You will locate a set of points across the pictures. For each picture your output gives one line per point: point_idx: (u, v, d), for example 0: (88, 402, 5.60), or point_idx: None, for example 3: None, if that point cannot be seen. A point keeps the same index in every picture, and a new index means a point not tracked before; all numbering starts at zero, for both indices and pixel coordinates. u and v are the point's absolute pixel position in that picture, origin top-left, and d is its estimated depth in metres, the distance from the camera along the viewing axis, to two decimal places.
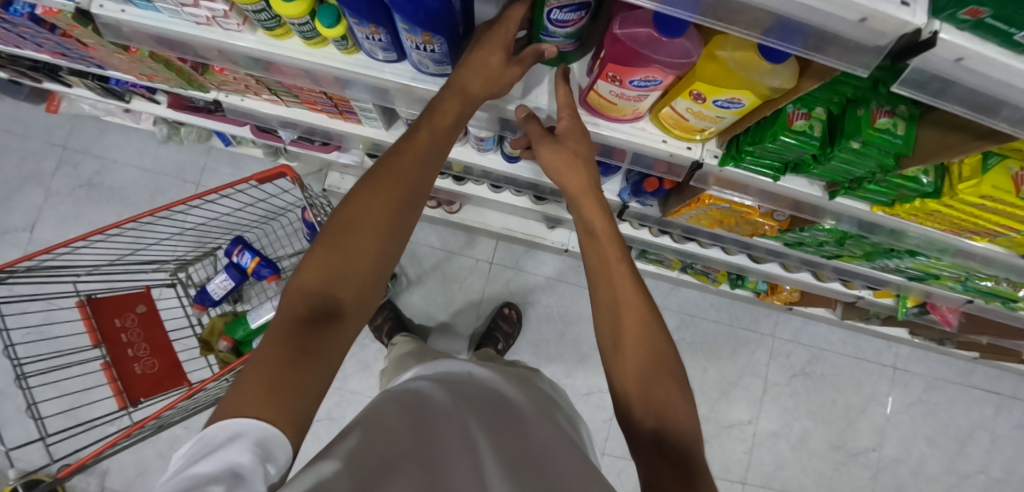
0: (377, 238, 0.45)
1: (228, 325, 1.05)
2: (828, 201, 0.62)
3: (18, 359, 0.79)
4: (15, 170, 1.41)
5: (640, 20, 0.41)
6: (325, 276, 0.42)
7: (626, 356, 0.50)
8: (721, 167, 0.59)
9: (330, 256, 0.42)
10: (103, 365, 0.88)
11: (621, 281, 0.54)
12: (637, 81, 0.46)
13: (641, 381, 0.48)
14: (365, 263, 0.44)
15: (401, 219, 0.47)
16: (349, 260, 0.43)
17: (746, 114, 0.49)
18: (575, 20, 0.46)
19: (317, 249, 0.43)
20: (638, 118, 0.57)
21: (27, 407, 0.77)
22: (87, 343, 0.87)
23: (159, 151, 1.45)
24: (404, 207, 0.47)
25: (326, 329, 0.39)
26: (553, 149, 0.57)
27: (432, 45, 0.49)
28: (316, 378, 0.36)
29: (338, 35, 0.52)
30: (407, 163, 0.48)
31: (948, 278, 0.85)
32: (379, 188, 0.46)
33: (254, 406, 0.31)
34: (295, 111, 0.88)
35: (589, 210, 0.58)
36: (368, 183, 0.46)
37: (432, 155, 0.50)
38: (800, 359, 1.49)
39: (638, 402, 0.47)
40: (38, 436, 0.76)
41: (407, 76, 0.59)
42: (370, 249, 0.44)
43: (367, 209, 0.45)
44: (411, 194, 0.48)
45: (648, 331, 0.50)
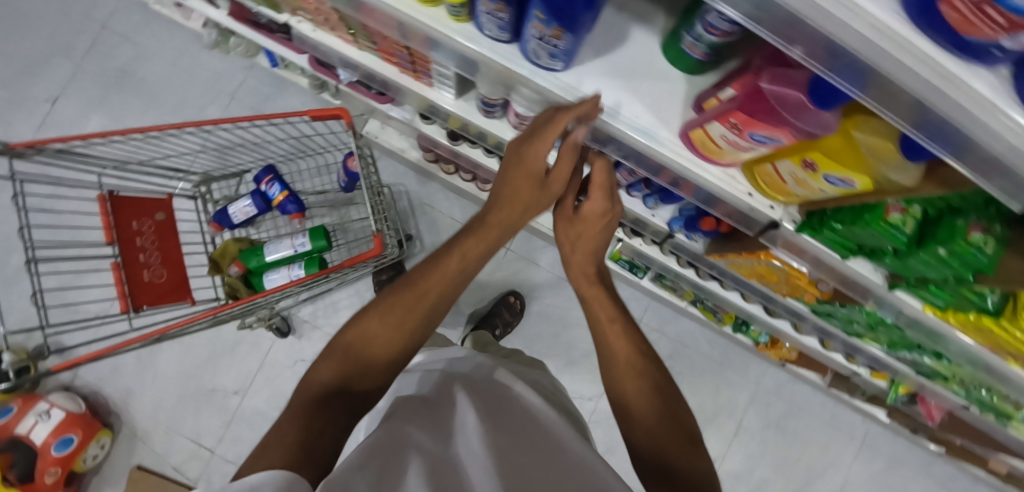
0: (404, 325, 0.53)
1: (243, 252, 1.03)
2: (885, 290, 0.62)
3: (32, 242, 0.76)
4: (47, 37, 1.34)
5: (791, 82, 0.40)
6: (340, 368, 0.49)
7: (629, 399, 0.54)
8: (797, 233, 0.58)
9: (375, 329, 0.52)
10: (113, 265, 0.86)
11: (620, 344, 0.57)
12: (759, 136, 0.45)
13: (646, 421, 0.52)
14: (381, 352, 0.51)
15: (420, 324, 0.55)
16: (369, 337, 0.51)
17: (849, 197, 0.49)
18: (726, 32, 0.45)
19: (338, 356, 0.50)
20: (732, 165, 0.56)
21: (32, 292, 0.75)
22: (103, 239, 0.85)
23: (199, 54, 1.39)
24: (418, 329, 0.54)
25: (337, 403, 0.45)
26: (568, 227, 0.63)
27: (558, 41, 0.46)
28: (328, 431, 0.41)
29: (457, 0, 0.48)
30: (430, 288, 0.55)
31: (957, 382, 0.87)
32: (403, 301, 0.54)
33: (285, 447, 0.35)
34: (365, 55, 0.84)
35: (589, 243, 0.62)
36: (387, 304, 0.54)
37: (459, 278, 0.58)
38: (776, 412, 1.52)
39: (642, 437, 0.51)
40: (37, 325, 0.74)
41: (509, 59, 0.54)
42: (394, 327, 0.52)
43: (397, 307, 0.54)
44: (427, 318, 0.55)
45: (658, 381, 0.55)
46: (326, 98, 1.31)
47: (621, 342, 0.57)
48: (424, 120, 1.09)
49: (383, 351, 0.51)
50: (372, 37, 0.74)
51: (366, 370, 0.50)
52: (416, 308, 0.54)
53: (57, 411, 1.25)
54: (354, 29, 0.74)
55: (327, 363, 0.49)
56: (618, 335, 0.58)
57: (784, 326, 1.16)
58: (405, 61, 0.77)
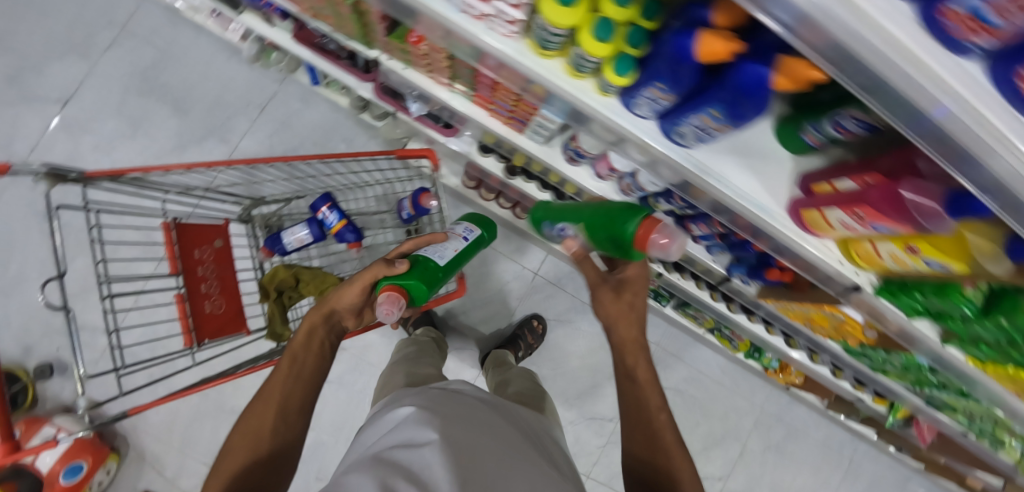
0: (284, 408, 0.65)
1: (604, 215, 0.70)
2: (939, 344, 0.72)
3: (106, 276, 0.71)
4: (53, 31, 1.23)
5: (931, 194, 0.46)
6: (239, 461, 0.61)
7: (636, 450, 0.61)
8: (875, 296, 0.67)
9: (259, 442, 0.62)
10: (176, 298, 0.82)
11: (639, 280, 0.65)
12: (879, 225, 0.52)
13: (645, 452, 0.61)
14: (266, 444, 0.62)
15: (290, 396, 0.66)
16: (296, 385, 0.68)
17: (936, 272, 0.57)
18: (851, 133, 0.50)
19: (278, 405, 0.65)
20: (829, 239, 0.64)
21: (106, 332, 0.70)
22: (168, 271, 0.81)
23: (228, 64, 1.32)
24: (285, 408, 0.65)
25: None
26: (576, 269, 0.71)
27: (719, 129, 0.51)
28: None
29: (622, 84, 0.52)
30: (273, 393, 0.67)
31: (962, 413, 0.99)
32: (257, 416, 0.65)
33: None
34: (454, 96, 0.86)
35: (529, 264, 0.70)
36: (255, 404, 0.66)
37: (295, 377, 0.69)
38: (777, 434, 1.62)
39: (645, 455, 0.61)
40: (115, 366, 0.70)
41: (649, 135, 0.60)
42: (271, 426, 0.64)
43: (265, 413, 0.65)
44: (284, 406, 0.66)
45: (659, 432, 0.61)
46: (367, 118, 1.32)
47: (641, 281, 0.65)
48: (481, 152, 1.13)
49: (278, 447, 0.63)
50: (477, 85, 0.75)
51: (275, 456, 0.62)
52: (288, 397, 0.67)
53: (65, 436, 1.18)
54: (459, 76, 0.76)
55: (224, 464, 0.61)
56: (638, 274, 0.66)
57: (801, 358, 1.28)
58: (504, 109, 0.79)
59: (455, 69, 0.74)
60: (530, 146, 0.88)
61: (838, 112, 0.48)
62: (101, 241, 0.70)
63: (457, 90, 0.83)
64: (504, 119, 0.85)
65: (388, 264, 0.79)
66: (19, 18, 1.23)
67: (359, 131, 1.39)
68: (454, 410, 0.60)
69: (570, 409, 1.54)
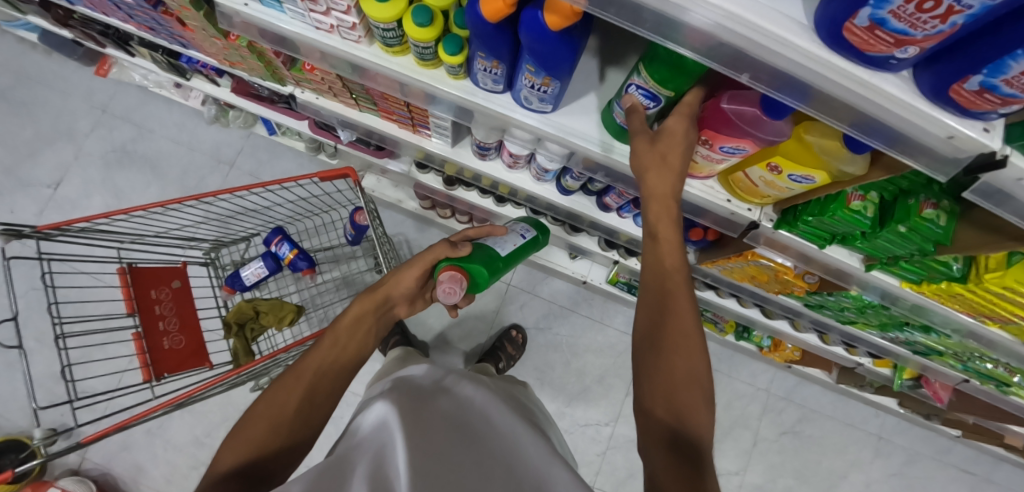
0: (313, 389, 0.58)
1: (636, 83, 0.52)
2: (864, 273, 0.69)
3: (59, 318, 0.78)
4: (48, 126, 1.41)
5: (748, 100, 0.47)
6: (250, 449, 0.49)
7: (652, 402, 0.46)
8: (776, 230, 0.65)
9: (280, 417, 0.53)
10: (134, 336, 0.88)
11: (679, 143, 0.51)
12: (727, 147, 0.53)
13: (673, 418, 0.44)
14: (287, 426, 0.52)
15: (332, 376, 0.60)
16: (332, 366, 0.62)
17: (811, 189, 0.56)
18: (642, 107, 0.53)
19: (303, 382, 0.57)
20: (710, 177, 0.64)
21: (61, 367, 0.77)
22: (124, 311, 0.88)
23: (199, 129, 1.46)
24: (315, 384, 0.58)
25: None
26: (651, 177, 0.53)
27: (548, 87, 0.54)
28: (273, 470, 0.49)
29: (457, 62, 0.57)
30: (307, 369, 0.60)
31: (950, 356, 0.92)
32: (284, 387, 0.56)
33: None
34: (366, 116, 0.93)
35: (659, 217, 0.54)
36: (290, 374, 0.58)
37: (338, 359, 0.63)
38: (790, 417, 1.52)
39: (662, 410, 0.45)
40: (67, 399, 0.75)
41: (506, 107, 0.64)
42: (301, 402, 0.55)
43: (293, 390, 0.56)
44: (315, 386, 0.58)
45: (689, 371, 0.46)
46: (323, 158, 1.42)
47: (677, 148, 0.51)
48: (420, 170, 1.19)
49: (295, 435, 0.52)
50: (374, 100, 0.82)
51: (293, 445, 0.52)
52: (317, 380, 0.59)
53: None
54: (357, 94, 0.82)
55: (233, 448, 0.49)
56: (678, 144, 0.51)
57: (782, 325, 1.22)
58: (405, 117, 0.85)
59: (349, 87, 0.80)
60: (444, 149, 0.93)
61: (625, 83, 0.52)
62: (51, 288, 0.78)
63: (364, 109, 0.89)
64: (412, 127, 0.90)
65: (450, 247, 0.80)
66: (17, 117, 1.40)
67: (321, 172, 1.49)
68: (438, 420, 0.48)
69: (563, 416, 1.51)
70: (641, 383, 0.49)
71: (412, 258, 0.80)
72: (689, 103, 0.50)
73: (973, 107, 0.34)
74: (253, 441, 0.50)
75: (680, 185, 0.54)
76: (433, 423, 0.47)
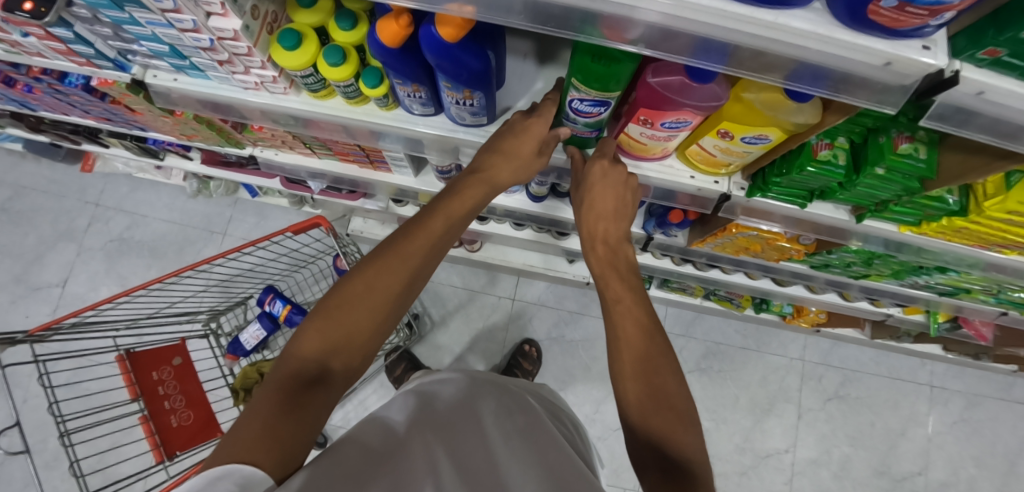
0: (395, 290, 0.45)
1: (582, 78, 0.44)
2: (856, 224, 0.64)
3: (61, 416, 0.79)
4: (49, 229, 1.47)
5: (672, 70, 0.44)
6: (325, 343, 0.41)
7: (626, 383, 0.45)
8: (749, 198, 0.61)
9: (366, 313, 0.43)
10: (141, 419, 0.89)
11: (603, 193, 0.56)
12: (669, 123, 0.50)
13: (647, 390, 0.44)
14: (364, 337, 0.43)
15: (415, 280, 0.47)
16: (422, 257, 0.47)
17: (772, 148, 0.52)
18: (595, 113, 0.51)
19: (394, 271, 0.45)
20: (666, 156, 0.60)
21: (69, 463, 0.77)
22: (126, 397, 0.88)
23: (187, 204, 1.50)
24: (404, 292, 0.46)
25: (308, 403, 0.38)
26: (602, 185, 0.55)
27: (472, 99, 0.53)
28: (330, 396, 0.40)
29: (381, 93, 0.56)
30: (397, 258, 0.45)
31: (979, 291, 0.85)
32: (374, 279, 0.44)
33: (247, 450, 0.32)
34: (327, 162, 0.93)
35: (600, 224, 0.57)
36: (373, 263, 0.45)
37: (439, 246, 0.49)
38: (832, 382, 1.43)
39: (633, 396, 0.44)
40: None
41: (443, 128, 0.62)
42: (383, 305, 0.44)
43: (374, 287, 0.44)
44: (413, 282, 0.46)
45: (654, 345, 0.47)
46: (308, 209, 1.43)
47: (599, 200, 0.56)
48: (398, 204, 1.18)
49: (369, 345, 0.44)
50: (328, 146, 0.81)
51: (365, 346, 0.43)
52: (406, 276, 0.45)
53: None
54: (309, 143, 0.82)
55: (309, 337, 0.41)
56: (600, 189, 0.56)
57: (798, 290, 1.16)
58: (361, 157, 0.84)
59: (299, 138, 0.80)
60: (407, 180, 0.92)
61: (567, 100, 0.49)
62: (50, 387, 0.80)
63: (322, 155, 0.89)
64: (371, 165, 0.90)
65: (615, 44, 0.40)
66: (19, 226, 1.47)
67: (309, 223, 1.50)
68: (479, 438, 0.42)
69: (593, 424, 1.46)
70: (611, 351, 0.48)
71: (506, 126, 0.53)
72: (604, 164, 0.55)
73: (900, 26, 0.31)
74: (323, 348, 0.41)
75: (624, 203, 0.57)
76: (462, 439, 0.42)
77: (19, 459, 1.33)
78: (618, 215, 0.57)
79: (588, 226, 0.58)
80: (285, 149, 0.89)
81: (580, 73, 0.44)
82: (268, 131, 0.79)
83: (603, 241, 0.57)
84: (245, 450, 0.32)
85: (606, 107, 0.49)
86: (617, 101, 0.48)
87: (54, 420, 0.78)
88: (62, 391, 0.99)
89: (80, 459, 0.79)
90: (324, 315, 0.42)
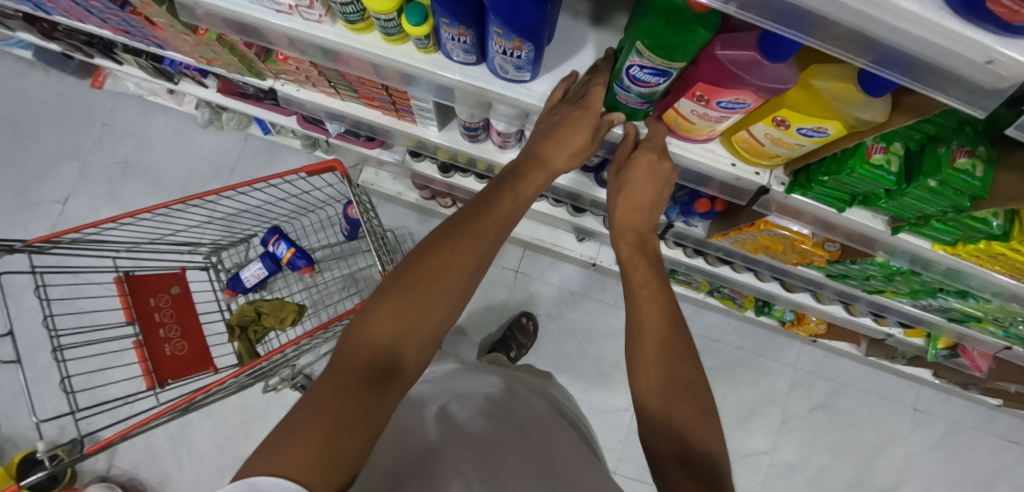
0: (464, 277, 0.47)
1: (649, 44, 0.41)
2: (890, 236, 0.62)
3: (56, 330, 0.79)
4: (53, 144, 1.43)
5: (742, 43, 0.41)
6: (391, 330, 0.42)
7: (647, 370, 0.44)
8: (788, 194, 0.59)
9: (436, 296, 0.44)
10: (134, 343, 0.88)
11: (643, 187, 0.57)
12: (725, 102, 0.47)
13: (670, 384, 0.43)
14: (433, 322, 0.44)
15: (479, 272, 0.49)
16: (484, 250, 0.49)
17: (826, 144, 0.50)
18: (652, 83, 0.48)
19: (465, 257, 0.47)
20: (710, 139, 0.58)
21: (60, 377, 0.77)
22: (122, 320, 0.87)
23: (197, 135, 1.46)
24: (472, 277, 0.48)
25: (384, 390, 0.37)
26: (647, 174, 0.56)
27: (521, 51, 0.49)
28: (398, 389, 0.39)
29: (422, 33, 0.52)
30: (465, 249, 0.47)
31: (991, 322, 0.84)
32: (449, 259, 0.46)
33: (309, 453, 0.30)
34: (350, 105, 0.89)
35: (627, 214, 0.60)
36: (448, 245, 0.46)
37: (505, 227, 0.53)
38: (820, 391, 1.45)
39: (655, 397, 0.43)
40: (69, 409, 0.75)
41: (482, 80, 0.58)
42: (454, 290, 0.46)
43: (448, 269, 0.46)
44: (478, 271, 0.48)
45: (677, 332, 0.47)
46: (321, 155, 1.40)
47: (636, 183, 0.57)
48: (415, 159, 1.14)
49: (435, 329, 0.44)
50: (353, 86, 0.78)
51: (431, 331, 0.44)
52: (474, 261, 0.47)
53: None
54: (334, 81, 0.78)
55: (375, 321, 0.42)
56: (642, 181, 0.57)
57: (804, 298, 1.15)
58: (387, 102, 0.81)
59: (325, 74, 0.76)
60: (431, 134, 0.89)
61: (626, 64, 0.46)
62: (47, 300, 0.79)
63: (345, 97, 0.85)
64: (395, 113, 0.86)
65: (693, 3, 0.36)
66: (22, 136, 1.42)
67: None
68: (509, 459, 0.45)
69: (581, 404, 1.48)
70: (629, 342, 0.47)
71: (563, 110, 0.54)
72: (654, 158, 0.54)
73: (1017, 20, 0.28)
74: (393, 332, 0.41)
75: (658, 196, 0.59)
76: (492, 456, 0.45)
77: (12, 371, 1.33)
78: (646, 209, 0.60)
79: (620, 216, 0.61)
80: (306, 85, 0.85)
81: (646, 36, 0.41)
82: (294, 62, 0.75)
83: (633, 230, 0.60)
84: (306, 457, 0.30)
85: (665, 79, 0.47)
86: (678, 73, 0.46)
87: (50, 333, 0.77)
88: (58, 308, 0.98)
89: (72, 374, 0.79)
90: (396, 299, 0.43)
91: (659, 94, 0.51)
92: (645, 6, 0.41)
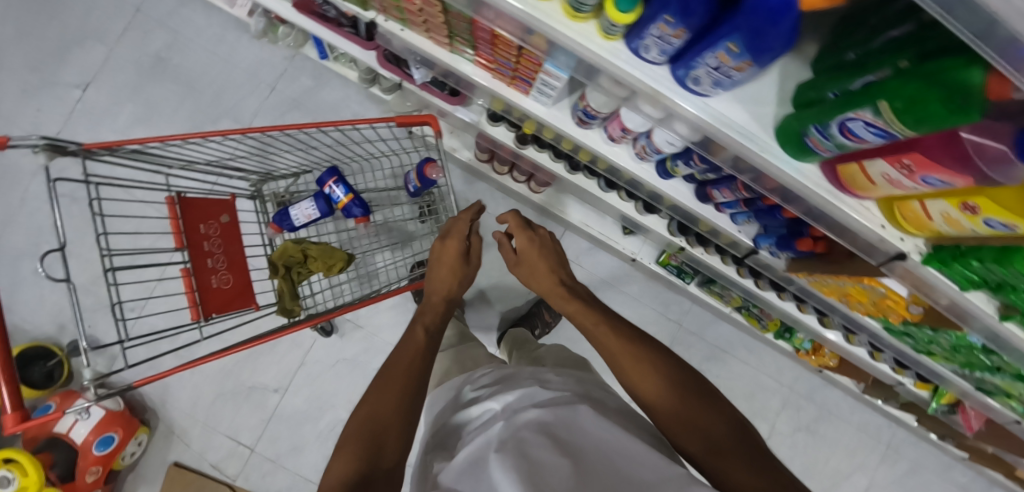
0: (399, 397, 0.64)
1: (899, 112, 0.37)
2: (997, 322, 0.63)
3: (109, 249, 0.72)
4: (73, 19, 1.26)
5: (995, 133, 0.38)
6: (366, 439, 0.59)
7: (643, 385, 0.61)
8: (922, 265, 0.59)
9: (383, 413, 0.62)
10: (181, 271, 0.82)
11: (539, 259, 0.84)
12: (931, 178, 0.44)
13: (667, 385, 0.59)
14: (394, 433, 0.61)
15: (414, 398, 0.66)
16: (410, 372, 0.69)
17: (1005, 236, 0.47)
18: (865, 139, 0.44)
19: (401, 392, 0.65)
20: (872, 198, 0.56)
21: (110, 300, 0.71)
22: (172, 245, 0.81)
23: (240, 42, 1.31)
24: (408, 395, 0.65)
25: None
26: (525, 268, 0.86)
27: (739, 70, 0.45)
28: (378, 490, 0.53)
29: (627, 21, 0.46)
30: (394, 384, 0.66)
31: (1018, 400, 0.89)
32: (384, 395, 0.64)
33: None
34: (456, 59, 0.81)
35: (542, 282, 0.83)
36: (379, 388, 0.66)
37: (426, 353, 0.74)
38: (808, 415, 1.55)
39: (651, 392, 0.60)
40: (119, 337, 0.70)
41: (663, 83, 0.53)
42: (399, 402, 0.64)
43: (382, 402, 0.63)
44: (410, 389, 0.66)
45: (643, 351, 0.64)
46: (377, 92, 1.30)
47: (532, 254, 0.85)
48: (492, 122, 1.07)
49: (392, 434, 0.60)
50: (477, 42, 0.70)
51: (387, 440, 0.60)
52: (412, 380, 0.68)
53: (97, 409, 1.23)
54: (457, 33, 0.71)
55: (350, 443, 0.59)
56: (535, 258, 0.85)
57: (834, 337, 1.18)
58: (506, 68, 0.73)
59: (451, 24, 0.69)
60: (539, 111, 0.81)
61: (849, 115, 0.42)
62: (101, 216, 0.71)
63: (458, 51, 0.77)
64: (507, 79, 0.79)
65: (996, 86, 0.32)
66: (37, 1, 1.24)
67: (370, 107, 1.37)
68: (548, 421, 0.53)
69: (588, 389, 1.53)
70: (622, 379, 0.64)
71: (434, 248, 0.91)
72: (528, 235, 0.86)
73: None
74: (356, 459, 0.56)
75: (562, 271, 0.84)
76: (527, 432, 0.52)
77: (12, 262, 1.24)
78: (551, 270, 0.83)
79: (536, 284, 0.84)
80: (414, 28, 0.76)
81: (900, 103, 0.37)
82: (419, 4, 0.66)
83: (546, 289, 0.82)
84: None
85: (884, 140, 0.43)
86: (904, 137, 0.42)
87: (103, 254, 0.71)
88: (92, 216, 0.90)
89: (122, 298, 0.73)
90: (351, 440, 0.59)
91: (859, 147, 0.47)
92: (919, 67, 0.36)
